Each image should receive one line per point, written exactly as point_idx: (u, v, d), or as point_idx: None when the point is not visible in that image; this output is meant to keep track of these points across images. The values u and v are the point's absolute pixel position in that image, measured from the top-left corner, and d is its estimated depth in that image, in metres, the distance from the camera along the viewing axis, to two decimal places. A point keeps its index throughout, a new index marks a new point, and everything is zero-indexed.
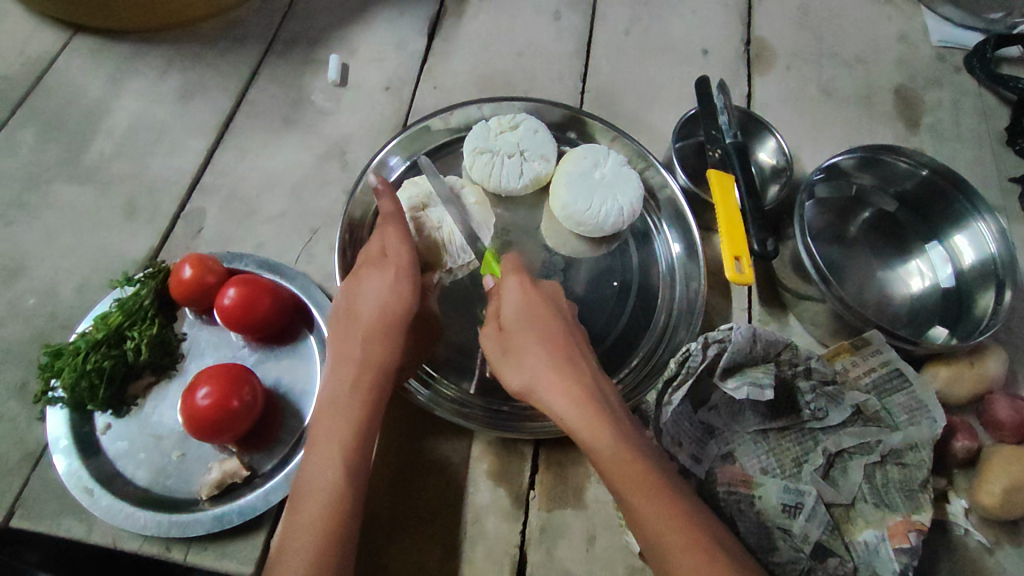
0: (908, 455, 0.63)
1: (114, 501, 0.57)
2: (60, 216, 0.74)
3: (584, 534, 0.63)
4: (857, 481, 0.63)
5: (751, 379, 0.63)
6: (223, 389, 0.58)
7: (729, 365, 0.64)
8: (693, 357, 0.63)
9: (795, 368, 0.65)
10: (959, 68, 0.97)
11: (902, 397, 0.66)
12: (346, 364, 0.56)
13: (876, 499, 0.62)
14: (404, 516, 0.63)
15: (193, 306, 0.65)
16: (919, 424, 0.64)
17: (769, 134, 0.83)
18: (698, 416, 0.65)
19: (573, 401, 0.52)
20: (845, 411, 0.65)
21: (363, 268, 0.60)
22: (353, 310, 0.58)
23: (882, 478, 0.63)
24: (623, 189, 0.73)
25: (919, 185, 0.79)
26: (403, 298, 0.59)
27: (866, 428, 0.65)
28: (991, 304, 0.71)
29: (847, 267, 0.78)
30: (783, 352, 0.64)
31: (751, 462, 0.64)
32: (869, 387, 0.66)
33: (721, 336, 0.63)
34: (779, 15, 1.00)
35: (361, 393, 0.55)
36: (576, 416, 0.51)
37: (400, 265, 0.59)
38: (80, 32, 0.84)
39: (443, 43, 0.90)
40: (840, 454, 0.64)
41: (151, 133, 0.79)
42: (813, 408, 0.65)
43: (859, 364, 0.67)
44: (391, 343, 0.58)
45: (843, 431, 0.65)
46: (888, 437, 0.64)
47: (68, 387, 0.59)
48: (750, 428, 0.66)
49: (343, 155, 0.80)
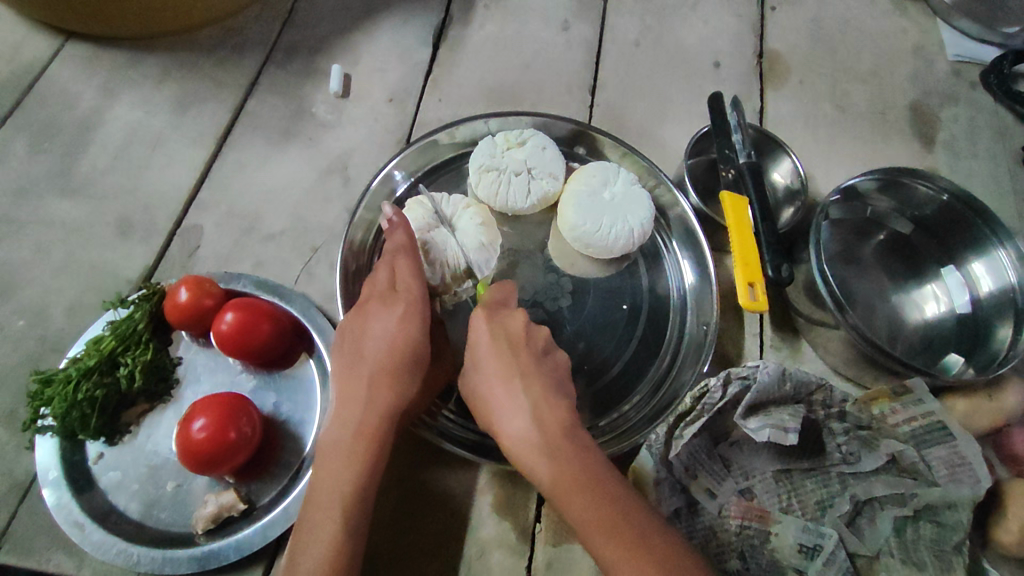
0: (944, 514, 0.60)
1: (105, 537, 0.55)
2: (52, 232, 0.71)
3: (592, 570, 0.61)
4: (885, 533, 0.61)
5: (774, 421, 0.60)
6: (220, 420, 0.56)
7: (752, 403, 0.61)
8: (711, 393, 0.61)
9: (827, 410, 0.64)
10: (975, 83, 0.95)
11: (943, 452, 0.61)
12: (349, 408, 0.54)
13: (904, 556, 0.59)
14: (411, 554, 0.61)
15: (189, 330, 0.63)
16: (959, 482, 0.60)
17: (783, 154, 0.81)
18: (717, 450, 0.64)
19: (516, 432, 0.52)
20: (879, 458, 0.62)
21: (370, 304, 0.59)
22: (360, 350, 0.57)
23: (912, 532, 0.60)
24: (633, 210, 0.71)
25: (938, 211, 0.77)
26: (412, 337, 0.57)
27: (901, 480, 0.62)
28: (1009, 335, 0.69)
29: (862, 292, 0.76)
30: (816, 393, 0.63)
31: (770, 498, 0.63)
32: (907, 437, 0.63)
33: (745, 373, 0.61)
34: (793, 27, 0.97)
35: (366, 436, 0.53)
36: (519, 449, 0.51)
37: (410, 301, 0.58)
38: (73, 39, 0.82)
39: (448, 54, 0.87)
40: (869, 502, 0.62)
41: (146, 146, 0.77)
42: (843, 452, 0.63)
43: (898, 411, 0.63)
44: (397, 380, 0.56)
45: (874, 479, 0.62)
46: (924, 491, 0.61)
47: (58, 417, 0.56)
48: (770, 467, 0.64)
49: (345, 169, 0.78)
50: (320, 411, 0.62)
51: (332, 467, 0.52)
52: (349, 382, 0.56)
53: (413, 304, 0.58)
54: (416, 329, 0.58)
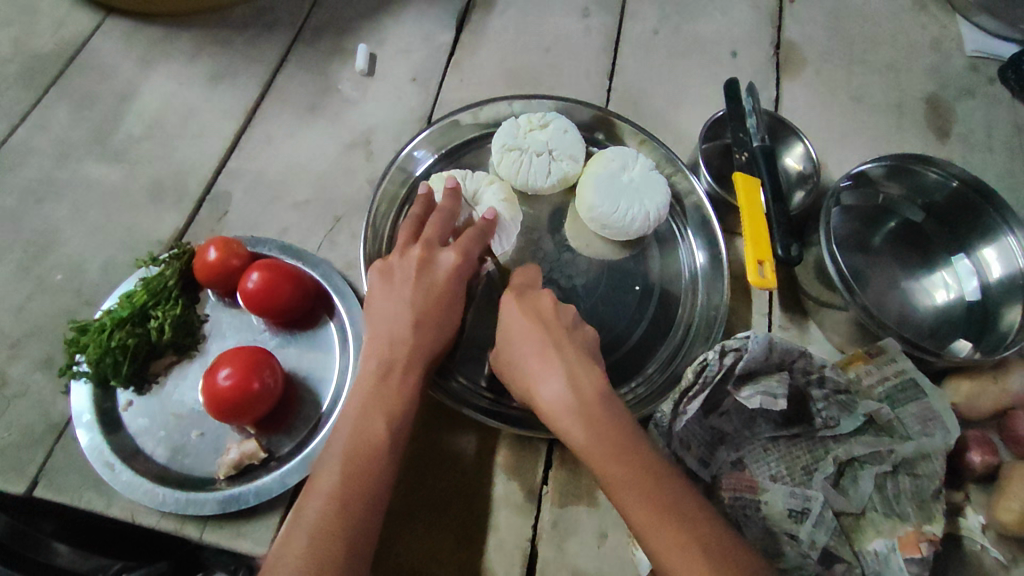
0: (921, 466, 0.63)
1: (133, 477, 0.58)
2: (88, 193, 0.75)
3: (596, 532, 0.63)
4: (868, 490, 0.63)
5: (763, 388, 0.63)
6: (244, 370, 0.59)
7: (742, 373, 0.63)
8: (710, 366, 0.63)
9: (808, 377, 0.65)
10: (993, 79, 0.96)
11: (916, 407, 0.66)
12: (381, 368, 0.58)
13: (887, 509, 0.62)
14: (419, 505, 0.64)
15: (216, 288, 0.66)
16: (932, 434, 0.64)
17: (797, 138, 0.82)
18: (710, 420, 0.65)
19: (549, 397, 0.55)
20: (857, 420, 0.65)
21: (409, 260, 0.64)
22: (396, 307, 0.61)
23: (893, 487, 0.63)
24: (649, 194, 0.73)
25: (949, 197, 0.78)
26: (449, 292, 0.64)
27: (879, 438, 0.65)
28: (1018, 317, 0.70)
29: (871, 276, 0.76)
30: (798, 360, 0.63)
31: (761, 469, 0.64)
32: (881, 397, 0.66)
33: (738, 344, 0.62)
34: (810, 19, 0.99)
35: (401, 396, 0.58)
36: (555, 413, 0.54)
37: (461, 255, 0.65)
38: (113, 14, 0.85)
39: (471, 37, 0.90)
40: (851, 463, 0.64)
41: (179, 116, 0.80)
42: (824, 416, 0.65)
43: (873, 373, 0.67)
44: (432, 334, 0.62)
45: (854, 440, 0.65)
46: (901, 446, 0.64)
47: (93, 361, 0.60)
48: (762, 435, 0.65)
49: (368, 145, 0.80)
50: (339, 369, 0.65)
51: (374, 416, 0.56)
52: (393, 324, 0.60)
53: (457, 260, 0.64)
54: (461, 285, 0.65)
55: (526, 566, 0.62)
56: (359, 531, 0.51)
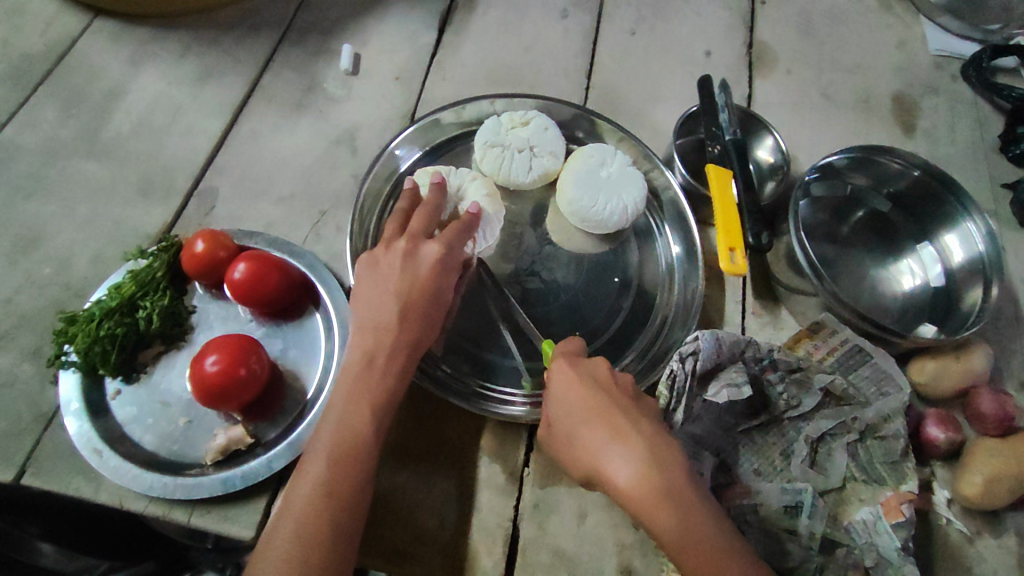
0: (884, 428, 0.67)
1: (121, 463, 0.60)
2: (77, 189, 0.76)
3: (576, 511, 0.65)
4: (843, 462, 0.66)
5: (727, 380, 0.65)
6: (232, 357, 0.60)
7: (704, 374, 0.65)
8: (676, 376, 0.63)
9: (762, 365, 0.67)
10: (956, 77, 1.00)
11: (867, 371, 0.69)
12: (362, 398, 0.58)
13: (866, 476, 0.66)
14: (401, 488, 0.65)
15: (203, 280, 0.68)
16: (887, 394, 0.68)
17: (767, 132, 0.85)
18: (685, 429, 0.65)
19: (629, 481, 0.52)
20: (816, 395, 0.68)
21: (392, 256, 0.65)
22: (383, 306, 0.62)
23: (866, 454, 0.67)
24: (627, 188, 0.76)
25: (911, 186, 0.82)
26: (426, 289, 0.64)
27: (840, 409, 0.68)
28: (979, 298, 0.74)
29: (839, 264, 0.79)
30: (747, 350, 0.66)
31: (743, 467, 0.66)
32: (832, 368, 0.69)
33: (691, 348, 0.63)
34: (782, 21, 1.02)
35: (387, 379, 0.60)
36: (638, 497, 0.51)
37: (444, 253, 0.66)
38: (102, 15, 0.87)
39: (453, 37, 0.92)
40: (822, 440, 0.68)
41: (166, 115, 0.82)
42: (786, 397, 0.68)
43: (821, 348, 0.70)
44: (421, 321, 0.63)
45: (818, 415, 0.68)
46: (862, 412, 0.68)
47: (82, 351, 0.61)
48: (734, 431, 0.67)
49: (353, 141, 0.82)
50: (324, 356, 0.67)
51: (356, 399, 0.58)
52: (377, 314, 0.62)
53: (439, 253, 0.66)
54: (449, 275, 0.67)
55: (509, 546, 0.64)
56: (352, 519, 0.54)
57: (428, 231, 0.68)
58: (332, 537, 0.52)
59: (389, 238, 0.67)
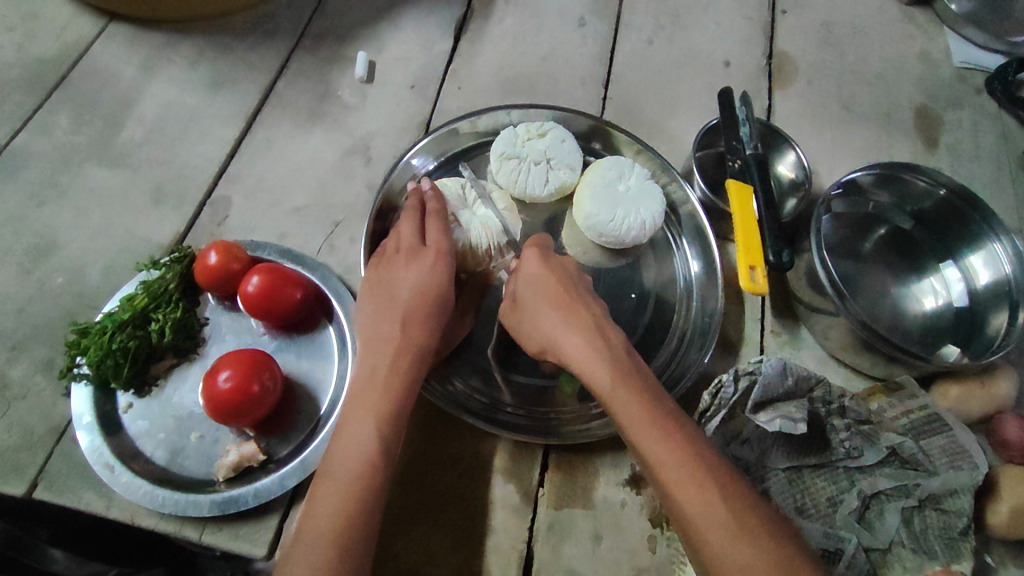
0: (947, 502, 0.63)
1: (133, 479, 0.59)
2: (90, 197, 0.76)
3: (590, 533, 0.64)
4: (895, 525, 0.63)
5: (782, 412, 0.64)
6: (245, 373, 0.59)
7: (760, 399, 0.65)
8: (725, 388, 0.65)
9: (828, 406, 0.67)
10: (980, 90, 0.98)
11: (942, 440, 0.66)
12: (368, 395, 0.57)
13: (915, 545, 0.62)
14: (415, 507, 0.64)
15: (217, 292, 0.67)
16: (959, 468, 0.64)
17: (788, 147, 0.84)
18: (732, 450, 0.66)
19: (579, 346, 0.57)
20: (880, 451, 0.66)
21: (398, 259, 0.64)
22: (393, 299, 0.62)
23: (920, 523, 0.63)
24: (646, 203, 0.74)
25: (937, 206, 0.80)
26: (440, 287, 0.63)
27: (904, 472, 0.65)
28: (1004, 322, 0.72)
29: (861, 283, 0.78)
30: (815, 387, 0.66)
31: (788, 503, 0.64)
32: (905, 429, 0.67)
33: (751, 369, 0.65)
34: (802, 30, 1.01)
35: (391, 396, 0.57)
36: (583, 361, 0.56)
37: (439, 254, 0.64)
38: (116, 20, 0.86)
39: (469, 45, 0.91)
40: (876, 496, 0.64)
41: (180, 122, 0.81)
42: (848, 446, 0.66)
43: (896, 406, 0.68)
44: (428, 325, 0.61)
45: (879, 472, 0.65)
46: (927, 481, 0.64)
47: (94, 364, 0.60)
48: (779, 465, 0.66)
49: (367, 151, 0.81)
50: (338, 373, 0.66)
51: (362, 417, 0.56)
52: (381, 322, 0.61)
53: (437, 256, 0.63)
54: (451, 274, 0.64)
55: (522, 569, 0.63)
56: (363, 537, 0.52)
57: (422, 238, 0.65)
58: (344, 557, 0.50)
59: (389, 246, 0.65)
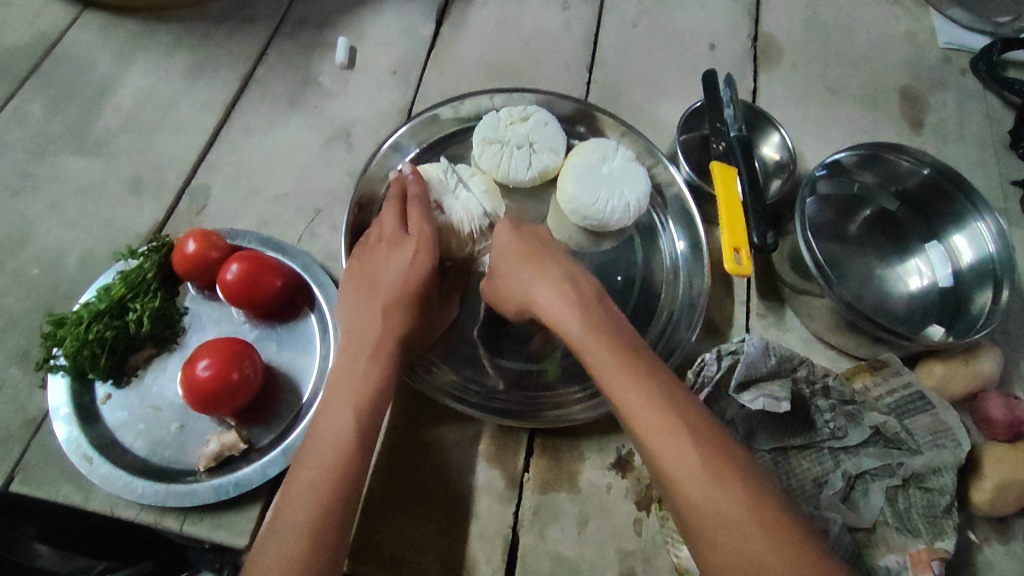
0: (930, 480, 0.63)
1: (112, 470, 0.58)
2: (65, 187, 0.74)
3: (575, 518, 0.64)
4: (879, 504, 0.63)
5: (765, 391, 0.65)
6: (224, 362, 0.59)
7: (744, 379, 0.65)
8: (708, 366, 0.66)
9: (812, 386, 0.67)
10: (965, 70, 0.97)
11: (925, 419, 0.66)
12: (347, 380, 0.56)
13: (898, 524, 0.62)
14: (400, 494, 0.64)
15: (195, 281, 0.66)
16: (942, 446, 0.64)
17: (773, 129, 0.83)
18: None
19: (552, 298, 0.56)
20: (864, 431, 0.66)
21: (381, 248, 0.63)
22: (375, 285, 0.61)
23: (904, 502, 0.63)
24: (630, 185, 0.73)
25: (922, 185, 0.80)
26: (423, 274, 0.62)
27: (887, 451, 0.65)
28: (988, 300, 0.72)
29: (846, 265, 0.78)
30: (798, 367, 0.66)
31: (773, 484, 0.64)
32: (888, 408, 0.67)
33: (733, 348, 0.66)
34: (788, 12, 1.00)
35: (370, 383, 0.56)
36: (554, 312, 0.55)
37: (422, 241, 0.63)
38: (91, 7, 0.85)
39: (451, 30, 0.90)
40: (862, 475, 0.64)
41: (157, 110, 0.80)
42: (832, 427, 0.66)
43: (880, 385, 0.69)
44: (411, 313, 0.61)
45: (863, 452, 0.65)
46: (910, 459, 0.64)
47: (70, 354, 0.60)
48: (764, 447, 0.66)
49: (348, 137, 0.80)
50: (320, 362, 0.65)
51: (341, 405, 0.55)
52: (361, 310, 0.60)
53: (420, 242, 0.63)
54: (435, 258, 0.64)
55: (506, 555, 0.62)
56: (341, 516, 0.51)
57: (404, 224, 0.65)
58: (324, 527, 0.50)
59: (371, 235, 0.65)
